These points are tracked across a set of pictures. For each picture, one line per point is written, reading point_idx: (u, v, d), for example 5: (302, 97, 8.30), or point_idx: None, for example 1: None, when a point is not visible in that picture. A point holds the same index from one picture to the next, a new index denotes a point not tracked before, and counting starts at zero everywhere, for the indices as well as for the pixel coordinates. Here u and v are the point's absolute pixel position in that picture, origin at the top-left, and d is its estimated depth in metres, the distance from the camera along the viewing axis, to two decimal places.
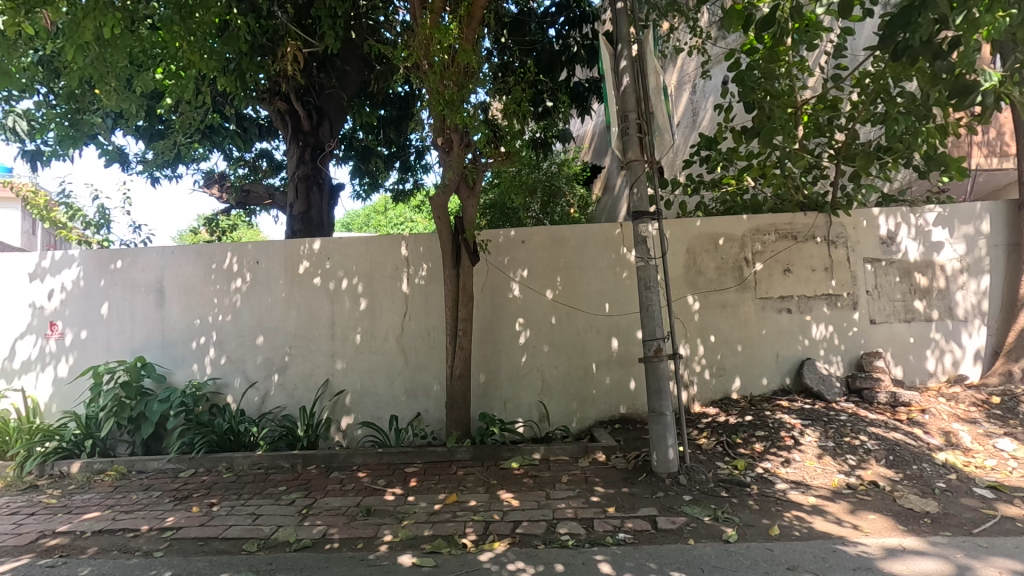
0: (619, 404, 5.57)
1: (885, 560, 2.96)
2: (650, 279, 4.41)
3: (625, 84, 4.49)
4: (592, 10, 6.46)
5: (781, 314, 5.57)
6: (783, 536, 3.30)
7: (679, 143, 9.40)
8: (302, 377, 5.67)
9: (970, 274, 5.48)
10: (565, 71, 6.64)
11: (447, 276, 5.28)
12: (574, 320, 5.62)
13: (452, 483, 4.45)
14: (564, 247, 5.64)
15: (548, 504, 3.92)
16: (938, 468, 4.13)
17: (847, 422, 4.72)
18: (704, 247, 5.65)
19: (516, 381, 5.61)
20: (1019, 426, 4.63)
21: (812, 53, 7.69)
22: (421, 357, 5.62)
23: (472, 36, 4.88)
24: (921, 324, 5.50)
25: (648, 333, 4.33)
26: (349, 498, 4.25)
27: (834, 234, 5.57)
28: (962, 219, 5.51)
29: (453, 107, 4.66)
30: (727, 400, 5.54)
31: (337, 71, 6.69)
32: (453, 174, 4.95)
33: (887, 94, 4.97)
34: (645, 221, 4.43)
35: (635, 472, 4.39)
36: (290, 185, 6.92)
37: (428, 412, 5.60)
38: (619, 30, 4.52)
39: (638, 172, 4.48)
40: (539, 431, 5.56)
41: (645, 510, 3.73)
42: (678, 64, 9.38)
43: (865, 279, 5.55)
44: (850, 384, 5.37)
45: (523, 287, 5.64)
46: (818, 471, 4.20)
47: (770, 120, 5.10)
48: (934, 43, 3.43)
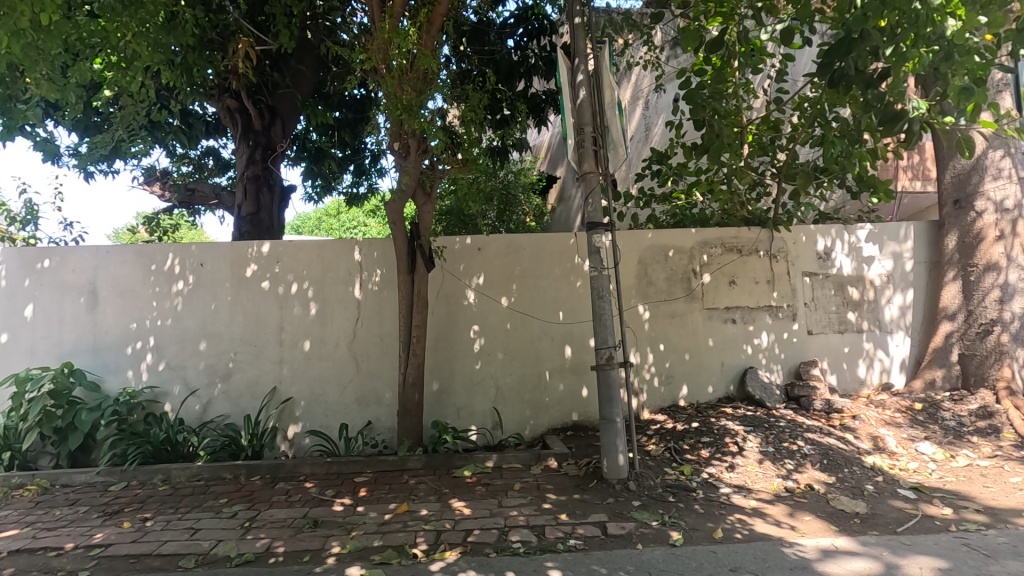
0: (572, 411, 5.64)
1: (820, 561, 3.11)
2: (602, 288, 4.49)
3: (581, 97, 4.60)
4: (551, 23, 6.56)
5: (727, 324, 5.80)
6: (726, 539, 3.42)
7: (632, 157, 9.66)
8: (247, 385, 5.46)
9: (896, 288, 5.88)
10: (523, 82, 6.72)
11: (401, 282, 5.21)
12: (529, 327, 5.66)
13: (404, 492, 4.38)
14: (519, 256, 5.69)
15: (500, 512, 3.93)
16: (867, 471, 4.39)
17: (785, 428, 4.95)
18: (655, 258, 5.82)
19: (470, 388, 5.60)
20: (939, 432, 5.00)
21: (757, 76, 8.09)
22: (373, 363, 5.53)
23: (431, 42, 4.90)
24: (853, 335, 5.84)
25: (600, 341, 4.42)
26: (295, 509, 4.11)
27: (776, 248, 5.86)
28: (889, 237, 5.91)
29: (411, 113, 4.63)
30: (674, 407, 5.71)
31: (291, 70, 6.57)
32: (410, 180, 4.93)
33: (823, 118, 5.30)
34: (599, 232, 4.53)
35: (586, 479, 4.45)
36: (238, 185, 6.71)
37: (379, 420, 5.50)
38: (577, 44, 4.61)
39: (592, 184, 4.59)
40: (493, 438, 5.56)
41: (596, 516, 3.79)
42: (632, 79, 9.67)
43: (803, 292, 5.86)
44: (789, 392, 5.65)
45: (478, 294, 5.64)
46: (759, 475, 4.38)
47: (718, 138, 5.36)
48: (866, 73, 3.66)
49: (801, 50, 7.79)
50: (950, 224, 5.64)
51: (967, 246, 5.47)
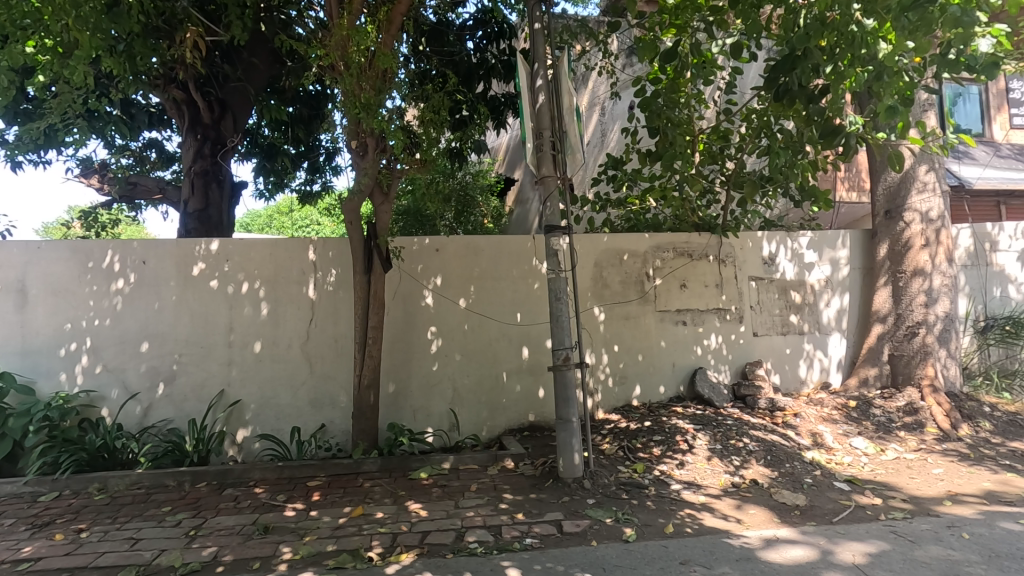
0: (528, 412, 5.70)
1: (763, 550, 3.27)
2: (560, 290, 4.56)
3: (540, 102, 4.67)
4: (511, 27, 6.62)
5: (678, 326, 6.00)
6: (677, 533, 3.54)
7: (588, 161, 9.84)
8: (193, 388, 5.24)
9: (834, 292, 6.24)
10: (482, 84, 6.74)
11: (357, 282, 5.13)
12: (486, 329, 5.69)
13: (359, 495, 4.32)
14: (478, 257, 5.71)
15: (457, 513, 3.92)
16: (807, 465, 4.64)
17: (732, 426, 5.16)
18: (610, 261, 5.95)
19: (426, 390, 5.57)
20: (871, 428, 5.33)
21: (707, 88, 8.40)
22: (328, 365, 5.42)
23: (390, 41, 4.87)
24: (795, 337, 6.15)
25: (557, 342, 4.48)
26: (244, 516, 3.98)
27: (724, 254, 6.11)
28: (828, 244, 6.26)
29: (370, 111, 4.58)
30: (628, 406, 5.85)
31: (242, 63, 6.33)
32: (368, 179, 4.87)
33: (769, 130, 5.57)
34: (556, 235, 4.60)
35: (542, 479, 4.51)
36: (185, 180, 6.46)
37: (333, 422, 5.40)
38: (536, 50, 4.68)
39: (551, 188, 4.67)
40: (449, 440, 5.54)
41: (552, 515, 3.85)
42: (589, 85, 9.85)
43: (749, 295, 6.12)
44: (735, 392, 5.89)
45: (436, 295, 5.62)
46: (708, 472, 4.55)
47: (671, 146, 5.61)
48: (808, 89, 3.92)
49: (749, 64, 8.14)
50: (882, 233, 6.02)
51: (897, 253, 5.86)
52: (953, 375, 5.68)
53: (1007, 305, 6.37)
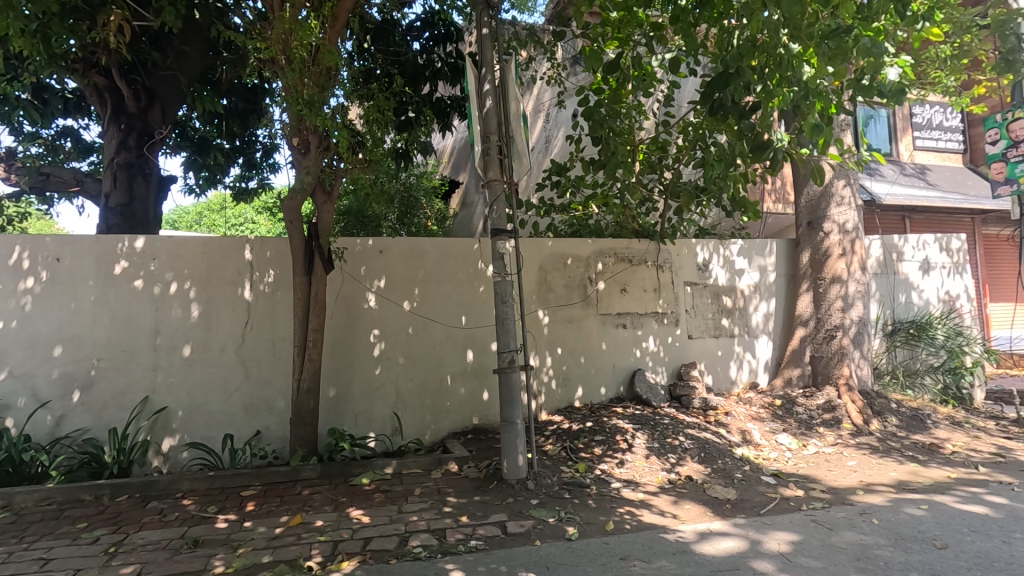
0: (472, 415, 5.71)
1: (697, 543, 3.41)
2: (506, 293, 4.59)
3: (487, 106, 4.69)
4: (457, 30, 6.61)
5: (618, 329, 6.18)
6: (617, 530, 3.64)
7: (533, 167, 9.95)
8: (113, 395, 4.90)
9: (761, 297, 6.63)
10: (428, 85, 6.69)
11: (298, 284, 4.95)
12: (431, 332, 5.65)
13: (297, 503, 4.17)
14: (423, 259, 5.67)
15: (400, 518, 3.87)
16: (737, 461, 4.90)
17: (669, 425, 5.38)
18: (554, 266, 6.06)
19: (369, 395, 5.46)
20: (794, 425, 5.70)
21: (647, 100, 8.70)
22: (264, 369, 5.22)
23: (335, 37, 4.75)
24: (726, 339, 6.48)
25: (503, 345, 4.50)
26: (171, 530, 3.76)
27: (662, 259, 6.37)
28: (756, 252, 6.66)
29: (313, 108, 4.47)
30: (571, 408, 5.97)
31: (173, 50, 5.93)
32: (311, 178, 4.73)
33: (704, 142, 5.86)
34: (502, 238, 4.63)
35: (486, 481, 4.52)
36: (106, 172, 6.05)
37: (269, 429, 5.20)
38: (484, 54, 4.72)
39: (498, 192, 4.69)
40: (392, 444, 5.45)
41: (496, 516, 3.87)
42: (534, 92, 9.99)
43: (684, 299, 6.41)
44: (672, 392, 6.15)
45: (379, 297, 5.53)
46: (646, 469, 4.71)
47: (614, 155, 5.77)
48: (740, 106, 4.17)
49: (686, 79, 8.50)
50: (805, 243, 6.47)
51: (817, 261, 6.31)
52: (865, 374, 6.17)
53: (911, 310, 6.98)
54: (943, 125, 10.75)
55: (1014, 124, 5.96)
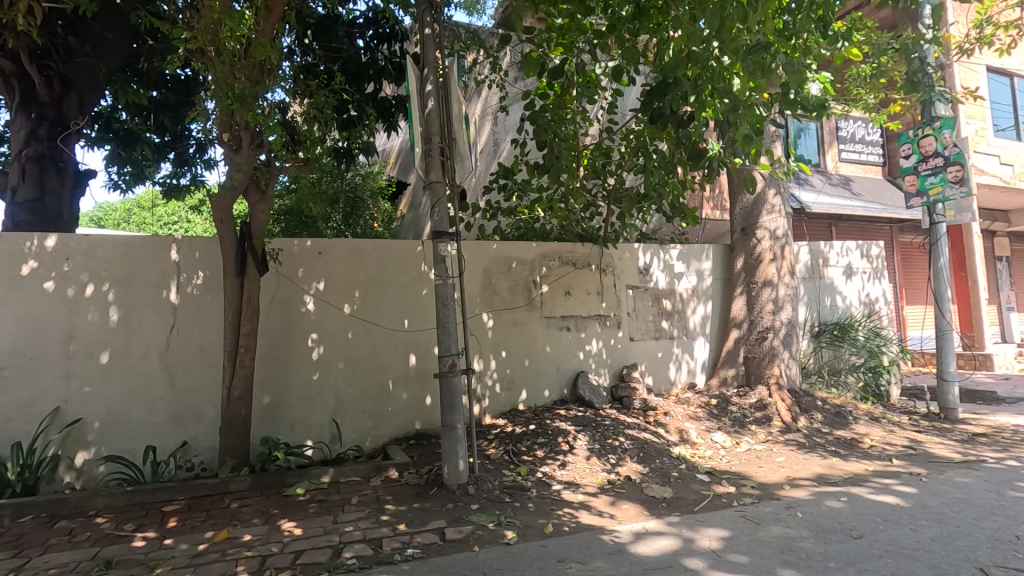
0: (415, 420, 5.62)
1: (633, 543, 3.47)
2: (447, 297, 4.53)
3: (430, 107, 4.64)
4: (402, 29, 6.50)
5: (562, 332, 6.24)
6: (555, 532, 3.65)
7: (480, 170, 9.93)
8: (19, 407, 4.51)
9: (699, 300, 6.87)
10: (372, 84, 6.54)
11: (229, 286, 4.72)
12: (372, 336, 5.52)
13: (224, 517, 3.97)
14: (364, 261, 5.54)
15: (334, 528, 3.75)
16: (673, 460, 5.03)
17: (610, 426, 5.46)
18: (499, 269, 6.06)
19: (306, 401, 5.27)
20: (728, 423, 5.92)
21: (592, 107, 8.86)
22: (191, 376, 4.95)
23: (270, 31, 4.55)
24: (665, 341, 6.66)
25: (444, 348, 4.44)
26: (81, 551, 3.49)
27: (605, 263, 6.49)
28: (694, 257, 6.89)
29: (245, 103, 4.28)
30: (514, 411, 5.97)
31: (92, 36, 5.58)
32: (242, 175, 4.54)
33: (646, 150, 6.00)
34: (444, 241, 4.57)
35: (427, 487, 4.45)
36: (14, 164, 5.58)
37: (197, 439, 4.93)
38: (426, 55, 4.67)
39: (439, 193, 4.64)
40: (330, 452, 5.29)
41: (435, 523, 3.81)
42: (482, 95, 9.96)
43: (626, 303, 6.54)
44: (614, 393, 6.26)
45: (317, 301, 5.35)
46: (587, 471, 4.76)
47: (558, 160, 5.86)
48: (678, 115, 4.27)
49: (629, 88, 8.70)
50: (739, 248, 6.74)
51: (751, 265, 6.59)
52: (794, 373, 6.48)
53: (835, 312, 7.41)
54: (866, 139, 11.48)
55: (924, 140, 6.63)
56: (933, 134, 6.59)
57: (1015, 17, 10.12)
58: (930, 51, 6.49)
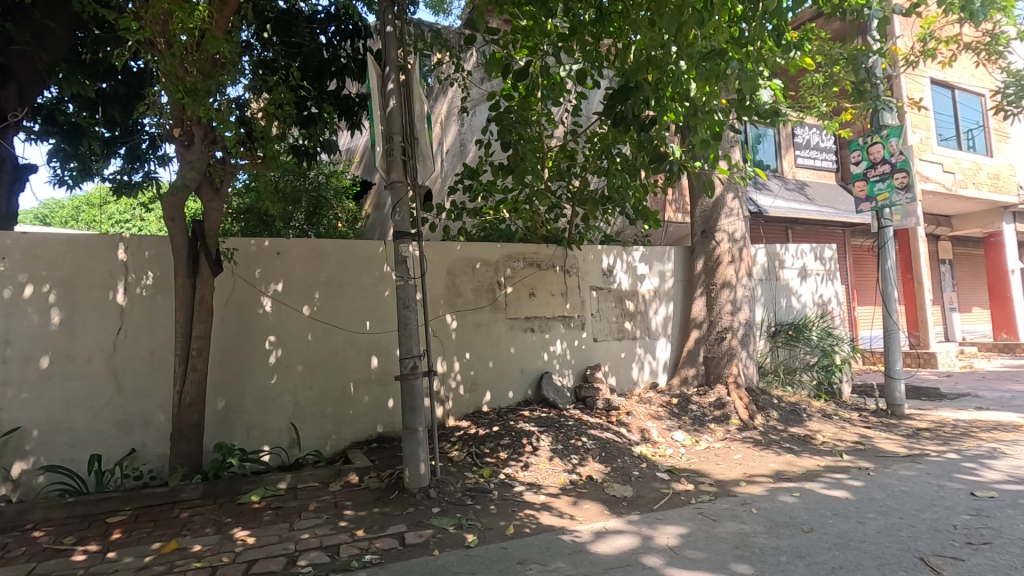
0: (377, 423, 5.54)
1: (593, 543, 3.50)
2: (409, 298, 4.48)
3: (391, 106, 4.58)
4: (366, 26, 6.27)
5: (526, 333, 6.25)
6: (517, 534, 3.65)
7: (445, 171, 9.88)
8: None
9: (660, 301, 6.99)
10: (335, 81, 6.40)
11: (180, 287, 4.55)
12: (333, 338, 5.41)
13: (173, 528, 3.82)
14: (324, 262, 5.42)
15: (290, 536, 3.65)
16: (635, 459, 5.09)
17: (573, 426, 5.49)
18: (463, 270, 6.02)
19: (264, 405, 5.13)
20: (688, 422, 6.04)
21: (557, 109, 8.92)
22: (140, 381, 4.75)
23: (224, 24, 4.48)
24: (628, 341, 6.75)
25: (405, 350, 4.39)
26: (15, 568, 3.30)
27: (569, 264, 6.53)
28: (656, 258, 7.01)
29: (197, 98, 4.14)
30: (478, 412, 5.94)
31: (32, 24, 5.28)
32: (194, 173, 4.39)
33: (609, 153, 6.07)
34: (406, 241, 4.52)
35: (387, 491, 4.38)
36: None
37: (146, 447, 4.74)
38: (388, 53, 4.61)
39: (401, 193, 4.59)
40: (288, 458, 5.16)
41: (394, 528, 3.75)
42: (448, 95, 9.87)
43: (590, 304, 6.60)
44: (578, 393, 6.30)
45: (275, 302, 5.21)
46: (549, 472, 4.77)
47: (522, 161, 5.87)
48: (640, 119, 4.37)
49: (593, 91, 8.79)
50: (699, 250, 6.90)
51: (710, 267, 6.75)
52: (751, 372, 6.66)
53: (790, 312, 7.64)
54: (821, 146, 11.89)
55: (873, 148, 6.90)
56: (881, 141, 6.88)
57: (956, 33, 10.68)
58: (878, 63, 6.78)
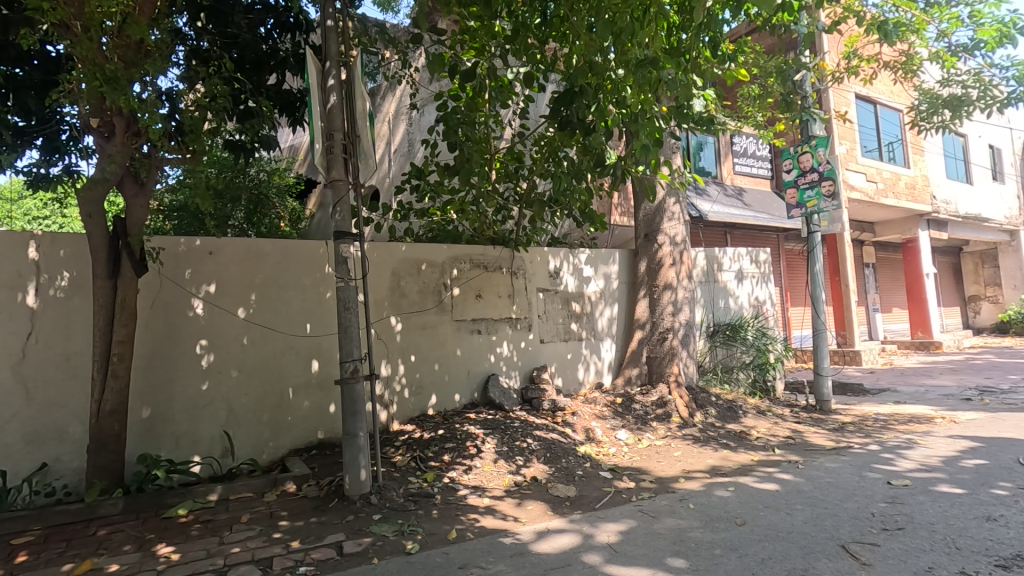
0: (317, 429, 5.37)
1: (535, 543, 3.50)
2: (349, 299, 4.36)
3: (331, 102, 4.45)
4: (308, 20, 6.10)
5: (473, 335, 6.21)
6: (458, 539, 3.61)
7: (393, 170, 9.72)
8: None
9: (606, 302, 7.12)
10: (274, 75, 6.16)
11: (100, 288, 4.25)
12: (270, 341, 5.20)
13: (88, 547, 3.56)
14: (261, 263, 5.21)
15: (219, 550, 3.47)
16: (579, 459, 5.15)
17: (519, 428, 5.50)
18: (408, 271, 5.93)
19: (194, 414, 4.86)
20: (631, 421, 6.16)
21: (506, 111, 8.95)
22: (53, 390, 4.41)
23: (149, 9, 4.26)
24: (574, 342, 6.83)
25: (345, 354, 4.26)
26: None
27: (516, 266, 6.54)
28: (601, 260, 7.13)
29: (117, 86, 3.89)
30: (423, 416, 5.85)
31: None
32: (115, 166, 4.11)
33: (556, 156, 6.12)
34: (346, 241, 4.40)
35: (326, 499, 4.24)
36: None
37: (60, 461, 4.40)
38: (329, 48, 4.48)
39: (342, 192, 4.46)
40: (220, 468, 4.92)
41: (332, 537, 3.64)
42: (396, 93, 9.74)
43: (537, 305, 6.64)
44: (524, 395, 6.32)
45: (207, 304, 4.96)
46: (494, 474, 4.76)
47: (469, 162, 5.79)
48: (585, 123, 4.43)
49: (540, 94, 8.86)
50: (643, 253, 7.07)
51: (653, 269, 6.93)
52: (691, 371, 6.87)
53: (728, 313, 7.96)
54: (757, 154, 12.46)
55: (804, 157, 7.26)
56: (810, 151, 7.24)
57: (876, 52, 11.46)
58: (808, 77, 7.16)
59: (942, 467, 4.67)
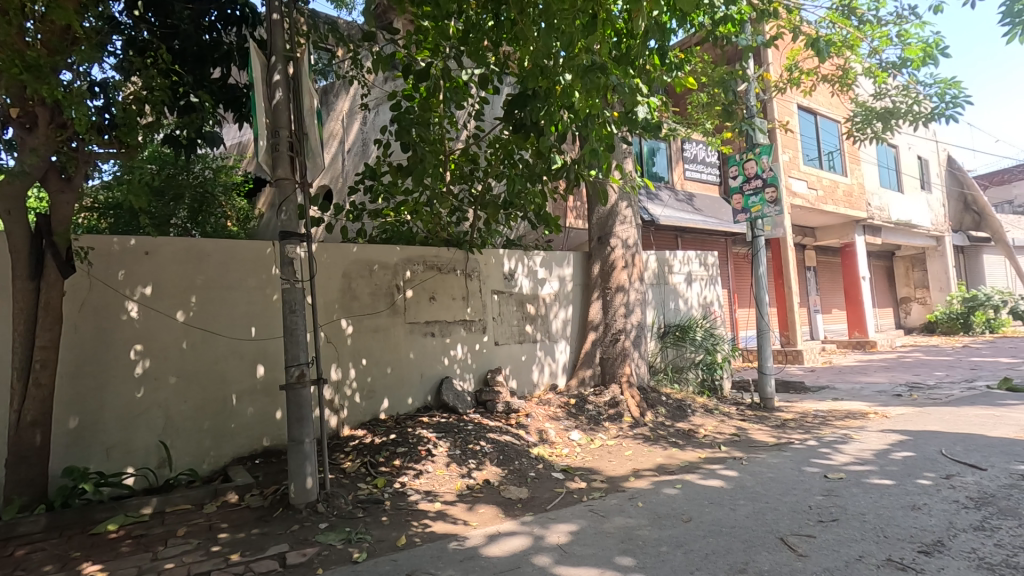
0: (262, 436, 5.18)
1: (485, 547, 3.48)
2: (295, 301, 4.22)
3: (277, 98, 4.32)
4: (254, 14, 5.85)
5: (426, 338, 6.14)
6: (408, 545, 3.55)
7: (347, 169, 9.51)
8: None
9: (560, 304, 7.18)
10: (219, 69, 5.89)
11: (20, 290, 3.97)
12: (212, 346, 4.98)
13: (4, 569, 3.31)
14: (203, 263, 4.99)
15: (152, 567, 3.29)
16: (532, 460, 5.16)
17: (472, 430, 5.47)
18: (359, 273, 5.80)
19: (127, 422, 4.61)
20: (584, 421, 6.23)
21: (461, 112, 8.90)
22: None
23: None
24: (529, 344, 6.86)
25: (291, 358, 4.13)
26: None
27: (470, 268, 6.51)
28: (555, 262, 7.19)
29: (39, 74, 3.63)
30: (375, 420, 5.74)
31: None
32: (36, 160, 3.84)
33: (510, 158, 6.12)
34: (292, 242, 4.26)
35: (270, 509, 4.09)
36: None
37: None
38: (274, 42, 4.33)
39: (287, 191, 4.34)
40: (156, 479, 4.68)
41: (275, 548, 3.51)
42: (349, 91, 9.54)
43: (491, 307, 6.63)
44: (478, 397, 6.30)
45: (142, 307, 4.71)
46: (446, 478, 4.71)
47: (420, 163, 5.58)
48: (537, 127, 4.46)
49: (495, 96, 8.86)
50: (596, 255, 7.17)
51: (606, 272, 7.04)
52: (643, 371, 7.01)
53: (678, 314, 8.16)
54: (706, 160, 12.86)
55: (748, 164, 7.55)
56: (754, 159, 7.57)
57: (816, 65, 12.06)
58: (753, 87, 7.46)
59: (874, 460, 4.93)
